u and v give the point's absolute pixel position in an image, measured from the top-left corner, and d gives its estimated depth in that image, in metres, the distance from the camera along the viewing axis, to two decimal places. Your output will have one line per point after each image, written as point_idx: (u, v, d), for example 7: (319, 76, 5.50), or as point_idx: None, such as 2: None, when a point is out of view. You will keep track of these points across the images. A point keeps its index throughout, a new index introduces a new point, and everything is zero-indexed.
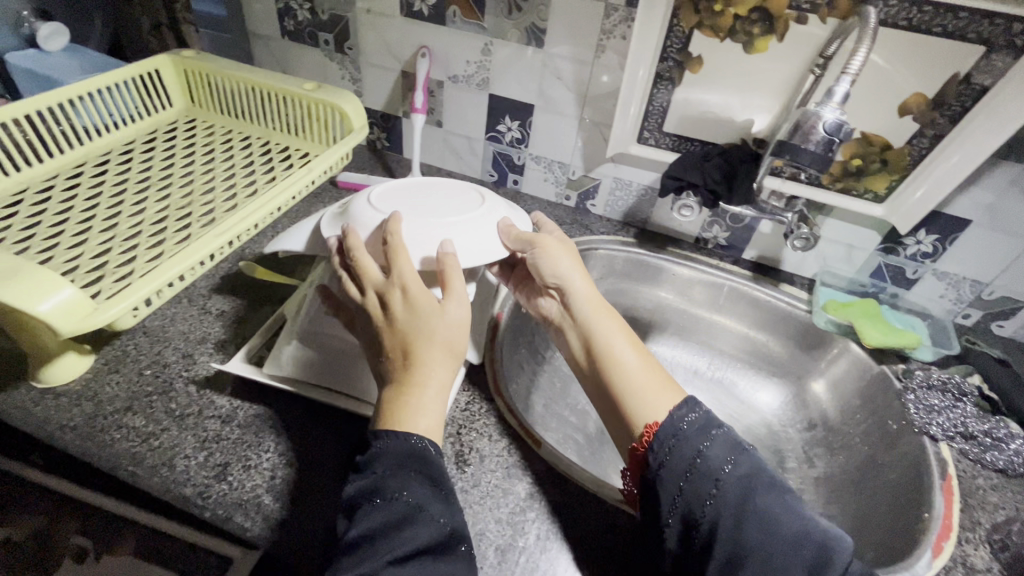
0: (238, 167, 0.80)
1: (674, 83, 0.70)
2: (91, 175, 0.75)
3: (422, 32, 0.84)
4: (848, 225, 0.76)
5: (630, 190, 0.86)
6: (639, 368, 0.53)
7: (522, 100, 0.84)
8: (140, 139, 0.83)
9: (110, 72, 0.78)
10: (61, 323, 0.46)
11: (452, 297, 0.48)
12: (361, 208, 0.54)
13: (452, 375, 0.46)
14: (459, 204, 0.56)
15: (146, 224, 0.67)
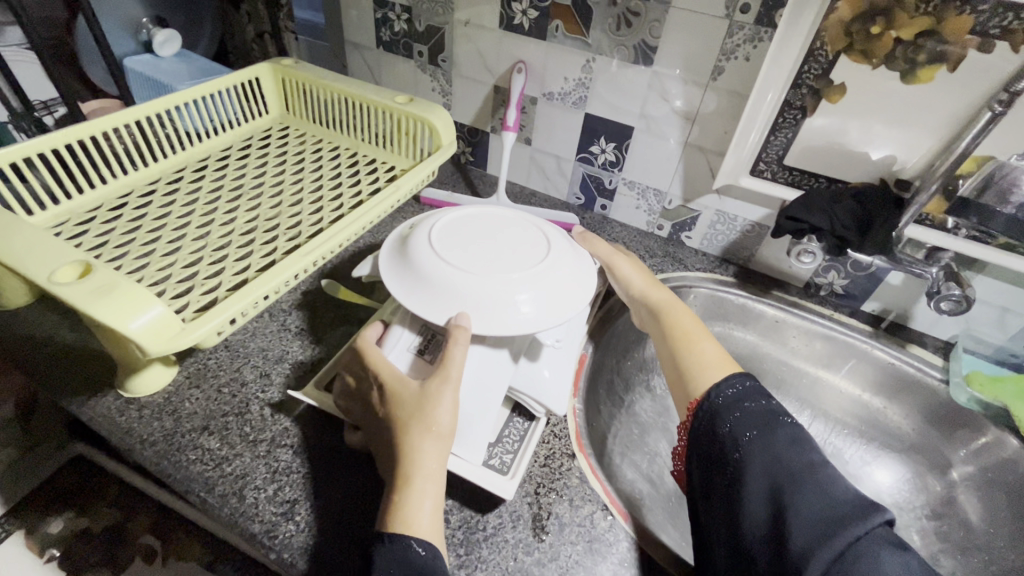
0: (326, 178, 0.79)
1: (806, 113, 0.61)
2: (190, 181, 0.76)
3: (520, 47, 0.80)
4: (1005, 285, 0.64)
5: (733, 225, 0.78)
6: (700, 345, 0.53)
7: (621, 121, 0.78)
8: (237, 145, 0.85)
9: (215, 79, 0.79)
10: (150, 342, 0.45)
11: (440, 380, 0.45)
12: (418, 250, 0.50)
13: (441, 464, 0.43)
14: (528, 250, 0.51)
15: (236, 234, 0.67)
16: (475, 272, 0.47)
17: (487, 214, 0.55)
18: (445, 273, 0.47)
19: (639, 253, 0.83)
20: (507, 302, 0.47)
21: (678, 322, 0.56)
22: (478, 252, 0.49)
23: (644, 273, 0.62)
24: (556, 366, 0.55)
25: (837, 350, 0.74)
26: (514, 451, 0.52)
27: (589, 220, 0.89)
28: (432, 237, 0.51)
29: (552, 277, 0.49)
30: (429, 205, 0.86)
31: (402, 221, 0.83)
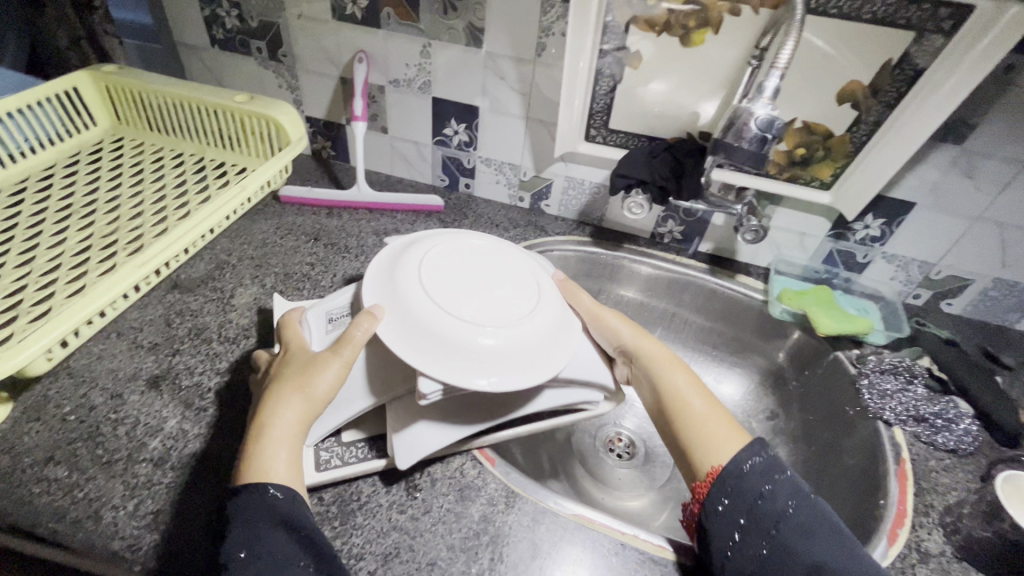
0: (169, 187, 0.76)
1: (615, 80, 0.69)
2: (6, 206, 0.70)
3: (357, 37, 0.80)
4: (798, 213, 0.76)
5: (582, 189, 0.85)
6: (707, 417, 0.51)
7: (466, 102, 0.82)
8: (62, 162, 0.78)
9: (22, 93, 0.73)
10: None
11: (332, 356, 0.47)
12: (408, 274, 0.51)
13: (299, 421, 0.45)
14: (516, 302, 0.51)
15: (66, 255, 0.63)
16: (452, 315, 0.48)
17: (507, 257, 0.56)
18: (421, 305, 0.48)
19: (504, 225, 0.88)
20: (464, 351, 0.46)
21: (682, 392, 0.54)
22: (468, 296, 0.50)
23: (628, 322, 0.58)
24: (436, 434, 0.50)
25: (684, 287, 0.84)
26: (341, 462, 0.50)
27: (455, 200, 0.92)
28: (427, 263, 0.52)
29: (523, 340, 0.48)
30: (291, 204, 0.85)
31: (263, 222, 0.81)
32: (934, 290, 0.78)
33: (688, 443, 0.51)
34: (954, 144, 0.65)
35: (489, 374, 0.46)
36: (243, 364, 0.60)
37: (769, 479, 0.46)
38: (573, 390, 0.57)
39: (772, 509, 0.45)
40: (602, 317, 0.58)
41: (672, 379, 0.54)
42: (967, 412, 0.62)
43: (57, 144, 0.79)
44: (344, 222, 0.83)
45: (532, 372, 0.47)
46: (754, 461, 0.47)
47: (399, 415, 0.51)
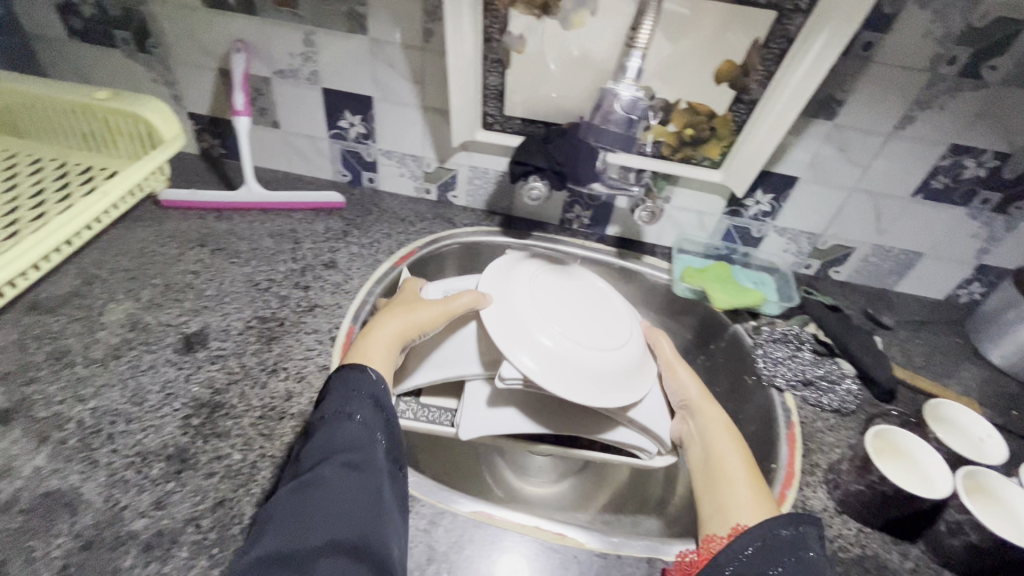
0: (22, 196, 0.68)
1: (503, 66, 0.67)
2: None
3: (232, 25, 0.75)
4: (694, 193, 0.78)
5: (487, 178, 0.83)
6: (742, 479, 0.51)
7: (359, 92, 0.78)
8: None
9: None
10: None
11: (423, 305, 0.60)
12: (547, 285, 0.64)
13: (397, 337, 0.56)
14: (607, 333, 0.62)
15: None
16: (543, 317, 0.60)
17: (606, 296, 0.68)
18: (526, 302, 0.61)
19: (410, 219, 0.85)
20: (527, 339, 0.57)
21: (729, 450, 0.55)
22: (577, 316, 0.62)
23: (699, 381, 0.63)
24: (513, 420, 0.61)
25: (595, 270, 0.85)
26: (412, 416, 0.64)
27: (359, 196, 0.88)
28: (542, 276, 0.66)
29: (587, 349, 0.59)
30: (174, 208, 0.79)
31: (141, 230, 0.75)
32: (822, 259, 0.82)
33: (721, 501, 0.50)
34: (825, 120, 0.68)
35: (540, 364, 0.56)
36: (112, 387, 0.55)
37: (796, 554, 0.42)
38: (641, 436, 0.63)
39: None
40: (675, 371, 0.64)
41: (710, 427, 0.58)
42: (848, 373, 0.67)
43: None
44: (234, 225, 0.78)
45: (569, 375, 0.57)
46: (780, 532, 0.44)
47: (496, 393, 0.62)
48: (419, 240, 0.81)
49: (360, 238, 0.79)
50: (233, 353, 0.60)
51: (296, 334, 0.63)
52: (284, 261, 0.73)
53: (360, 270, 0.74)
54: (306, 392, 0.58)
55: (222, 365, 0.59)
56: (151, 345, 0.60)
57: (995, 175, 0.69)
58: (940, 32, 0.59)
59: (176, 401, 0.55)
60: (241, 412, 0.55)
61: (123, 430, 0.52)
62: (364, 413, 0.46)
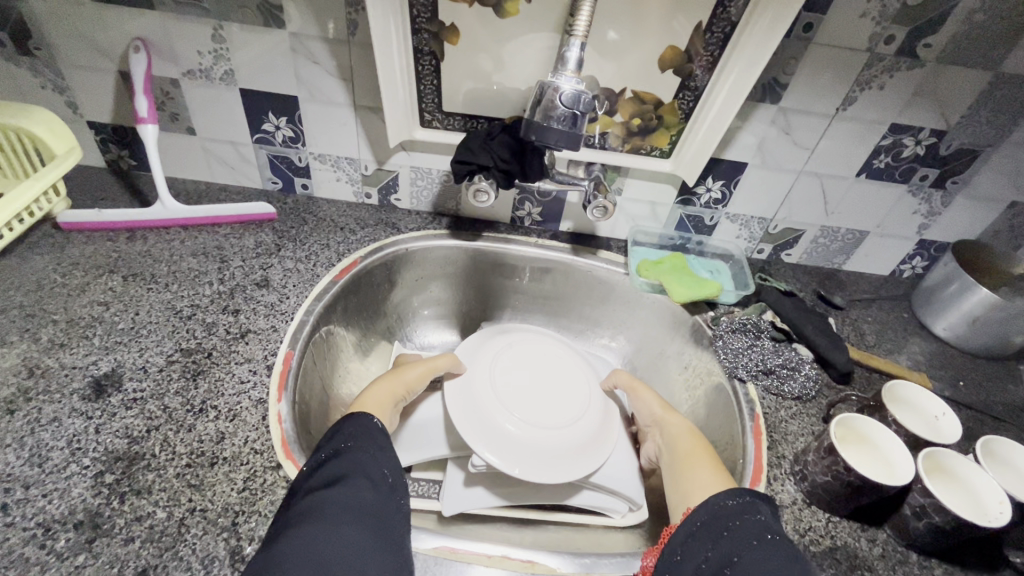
0: None
1: (438, 58, 0.62)
2: None
3: (127, 21, 0.66)
4: (645, 184, 0.76)
5: (431, 178, 0.78)
6: (709, 477, 0.51)
7: (282, 92, 0.71)
8: None
9: None
10: None
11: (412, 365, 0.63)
12: (504, 364, 0.69)
13: (390, 392, 0.58)
14: (569, 408, 0.66)
15: None
16: (498, 400, 0.64)
17: (560, 359, 0.72)
18: (482, 388, 0.65)
19: (350, 226, 0.79)
20: (490, 425, 0.62)
21: (692, 457, 0.54)
22: (533, 395, 0.67)
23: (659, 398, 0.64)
24: (484, 498, 0.62)
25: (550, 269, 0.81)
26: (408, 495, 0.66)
27: (293, 204, 0.81)
28: (508, 353, 0.70)
29: (545, 427, 0.63)
30: (75, 231, 0.70)
31: (38, 258, 0.66)
32: (774, 243, 0.82)
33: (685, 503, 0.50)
34: (771, 105, 0.67)
35: (499, 451, 0.60)
36: (6, 447, 0.48)
37: (741, 516, 0.41)
38: (612, 497, 0.64)
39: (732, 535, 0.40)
40: (641, 392, 0.65)
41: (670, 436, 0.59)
42: (807, 358, 0.66)
43: None
44: (150, 245, 0.70)
45: (530, 454, 0.61)
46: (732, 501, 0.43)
47: (467, 472, 0.64)
48: (361, 249, 0.75)
49: (295, 251, 0.73)
50: (153, 395, 0.53)
51: (227, 366, 0.57)
52: (210, 282, 0.66)
53: (297, 287, 0.68)
54: (240, 431, 0.52)
55: (140, 410, 0.52)
56: (53, 393, 0.52)
57: (933, 153, 0.70)
58: (878, 10, 0.58)
59: (85, 457, 0.48)
60: (165, 463, 0.49)
61: (21, 497, 0.45)
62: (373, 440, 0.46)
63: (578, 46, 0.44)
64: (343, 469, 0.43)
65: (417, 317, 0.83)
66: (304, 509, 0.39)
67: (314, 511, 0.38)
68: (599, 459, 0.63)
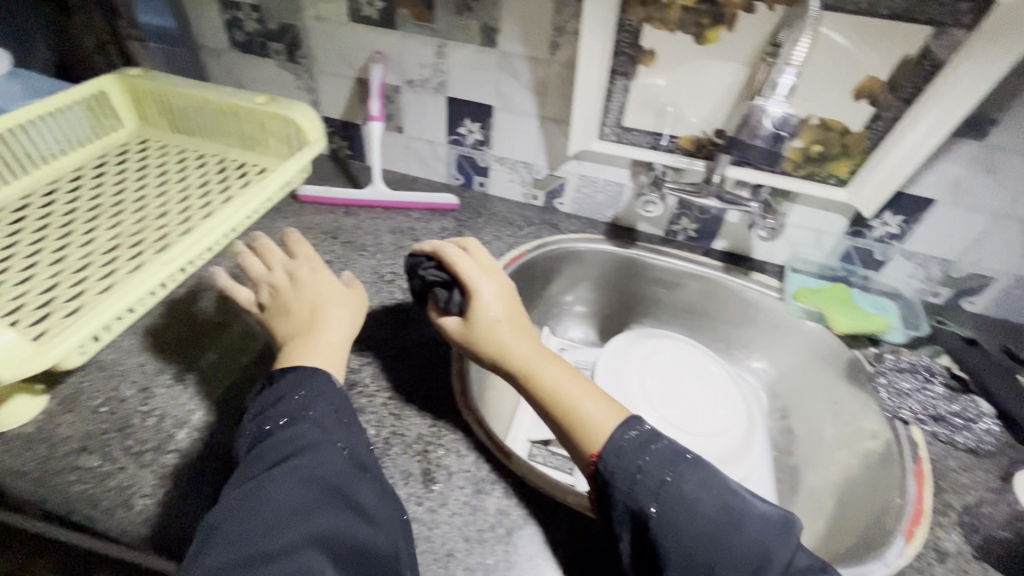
0: (193, 188, 0.77)
1: (630, 77, 0.69)
2: (41, 206, 0.71)
3: (373, 37, 0.81)
4: (814, 210, 0.76)
5: (596, 187, 0.85)
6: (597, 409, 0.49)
7: (481, 102, 0.82)
8: (90, 165, 0.80)
9: (54, 97, 0.74)
10: (4, 369, 0.45)
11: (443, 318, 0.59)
12: (654, 366, 0.71)
13: (524, 352, 0.54)
14: (714, 421, 0.67)
15: (97, 254, 0.65)
16: (645, 392, 0.67)
17: (702, 370, 0.72)
18: (631, 381, 0.68)
19: (518, 223, 0.88)
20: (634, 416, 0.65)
21: (536, 360, 0.54)
22: (684, 399, 0.68)
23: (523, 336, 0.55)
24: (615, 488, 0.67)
25: (700, 284, 0.84)
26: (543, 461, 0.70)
27: (470, 198, 0.93)
28: (660, 356, 0.72)
29: (692, 432, 0.65)
30: (309, 203, 0.87)
31: (282, 221, 0.83)
32: (954, 288, 0.77)
33: (563, 432, 0.50)
34: (975, 140, 0.64)
35: None
36: (269, 358, 0.63)
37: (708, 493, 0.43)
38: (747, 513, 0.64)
39: (650, 481, 0.43)
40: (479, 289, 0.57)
41: (489, 297, 0.57)
42: (987, 412, 0.62)
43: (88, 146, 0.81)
44: (361, 220, 0.85)
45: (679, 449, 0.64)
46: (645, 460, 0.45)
47: None
48: (527, 243, 0.84)
49: (472, 239, 0.83)
50: (365, 338, 0.66)
51: (419, 326, 0.68)
52: (405, 256, 0.79)
53: None
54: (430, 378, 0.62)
55: (356, 347, 0.65)
56: None
57: None
58: None
59: None
60: (374, 392, 0.60)
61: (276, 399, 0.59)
62: (322, 417, 0.48)
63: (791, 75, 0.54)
64: (305, 468, 0.43)
65: (564, 313, 0.90)
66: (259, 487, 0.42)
67: (271, 504, 0.41)
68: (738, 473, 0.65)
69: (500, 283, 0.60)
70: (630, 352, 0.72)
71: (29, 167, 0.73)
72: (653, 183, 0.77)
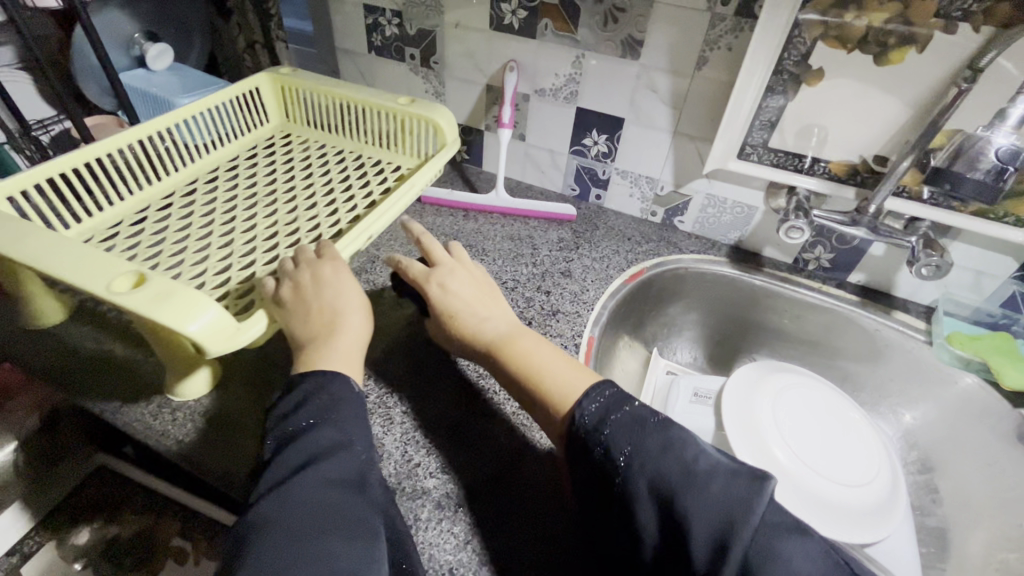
0: (337, 182, 0.78)
1: (787, 97, 0.66)
2: (204, 193, 0.74)
3: (510, 46, 0.82)
4: (979, 249, 0.69)
5: (723, 207, 0.82)
6: (556, 375, 0.52)
7: (613, 115, 0.81)
8: (243, 155, 0.82)
9: (219, 91, 0.78)
10: (210, 342, 0.44)
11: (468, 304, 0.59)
12: (787, 402, 0.67)
13: (543, 354, 0.54)
14: (856, 471, 0.62)
15: (259, 241, 0.66)
16: (776, 428, 0.64)
17: (842, 414, 0.67)
18: (761, 412, 0.65)
19: (635, 238, 0.86)
20: (763, 449, 0.61)
21: (510, 335, 0.57)
22: (822, 442, 0.64)
23: (493, 313, 0.59)
24: None
25: (831, 319, 0.79)
26: None
27: (586, 210, 0.92)
28: (794, 392, 0.68)
29: (828, 477, 0.60)
30: (431, 204, 0.89)
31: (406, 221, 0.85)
32: None
33: (536, 402, 0.52)
34: None
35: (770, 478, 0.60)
36: (401, 354, 0.65)
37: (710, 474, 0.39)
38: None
39: (672, 473, 0.40)
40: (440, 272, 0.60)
41: (458, 279, 0.60)
42: None
43: (240, 138, 0.83)
44: (480, 225, 0.86)
45: (809, 495, 0.58)
46: (644, 448, 0.42)
47: None
48: (647, 260, 0.82)
49: (591, 252, 0.82)
50: None
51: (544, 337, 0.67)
52: (526, 264, 0.78)
53: (595, 282, 0.77)
54: None
55: None
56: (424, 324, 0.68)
57: None
58: None
59: (451, 382, 0.62)
60: (505, 402, 0.60)
61: (415, 397, 0.60)
62: (349, 421, 0.45)
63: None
64: (334, 471, 0.41)
65: (674, 334, 0.87)
66: (296, 482, 0.40)
67: (300, 496, 0.39)
68: (883, 532, 0.58)
69: (471, 270, 0.63)
70: (758, 384, 0.69)
71: (194, 156, 0.77)
72: (795, 210, 0.71)
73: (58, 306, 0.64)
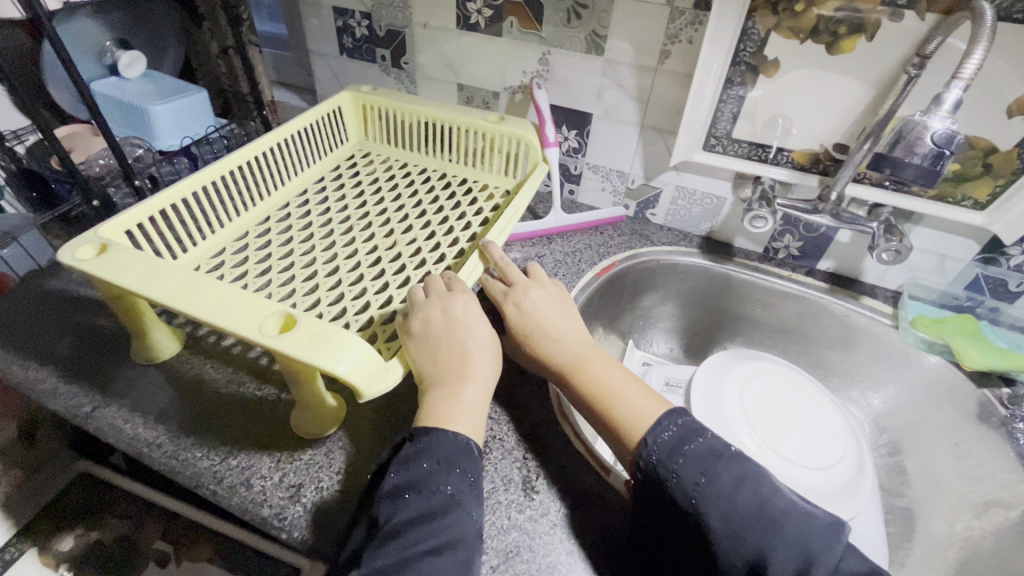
0: (426, 202, 0.78)
1: (747, 88, 0.67)
2: (297, 217, 0.75)
3: (478, 44, 0.83)
4: (942, 234, 0.70)
5: (693, 199, 0.83)
6: (630, 402, 0.52)
7: (582, 110, 0.82)
8: (328, 176, 0.83)
9: (304, 113, 0.78)
10: (361, 380, 0.44)
11: (548, 324, 0.59)
12: (754, 387, 0.68)
13: (618, 378, 0.54)
14: (823, 454, 0.63)
15: (366, 266, 0.66)
16: (743, 413, 0.65)
17: (807, 396, 0.69)
18: (729, 395, 0.66)
19: (609, 232, 0.87)
20: (728, 431, 0.63)
21: (588, 359, 0.56)
22: (789, 425, 0.65)
23: (572, 335, 0.59)
24: None
25: (801, 306, 0.80)
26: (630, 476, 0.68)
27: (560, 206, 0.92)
28: (761, 377, 0.69)
29: (793, 462, 0.61)
30: None
31: None
32: None
33: (606, 427, 0.52)
34: None
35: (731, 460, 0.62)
36: None
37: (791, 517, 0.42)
38: None
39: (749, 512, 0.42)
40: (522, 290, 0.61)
41: (534, 299, 0.60)
42: None
43: (323, 158, 0.84)
44: None
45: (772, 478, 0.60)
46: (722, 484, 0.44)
47: None
48: (619, 253, 0.83)
49: (563, 246, 0.83)
50: None
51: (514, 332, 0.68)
52: None
53: (567, 277, 0.78)
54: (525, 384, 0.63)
55: None
56: None
57: None
58: None
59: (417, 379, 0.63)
60: None
61: (390, 393, 0.61)
62: (465, 481, 0.46)
63: (960, 88, 0.51)
64: (453, 539, 0.43)
65: (650, 326, 0.88)
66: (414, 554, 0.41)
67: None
68: (847, 512, 0.59)
69: (547, 287, 0.63)
70: (727, 374, 0.69)
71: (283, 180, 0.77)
72: (759, 200, 0.73)
73: (171, 337, 0.63)
